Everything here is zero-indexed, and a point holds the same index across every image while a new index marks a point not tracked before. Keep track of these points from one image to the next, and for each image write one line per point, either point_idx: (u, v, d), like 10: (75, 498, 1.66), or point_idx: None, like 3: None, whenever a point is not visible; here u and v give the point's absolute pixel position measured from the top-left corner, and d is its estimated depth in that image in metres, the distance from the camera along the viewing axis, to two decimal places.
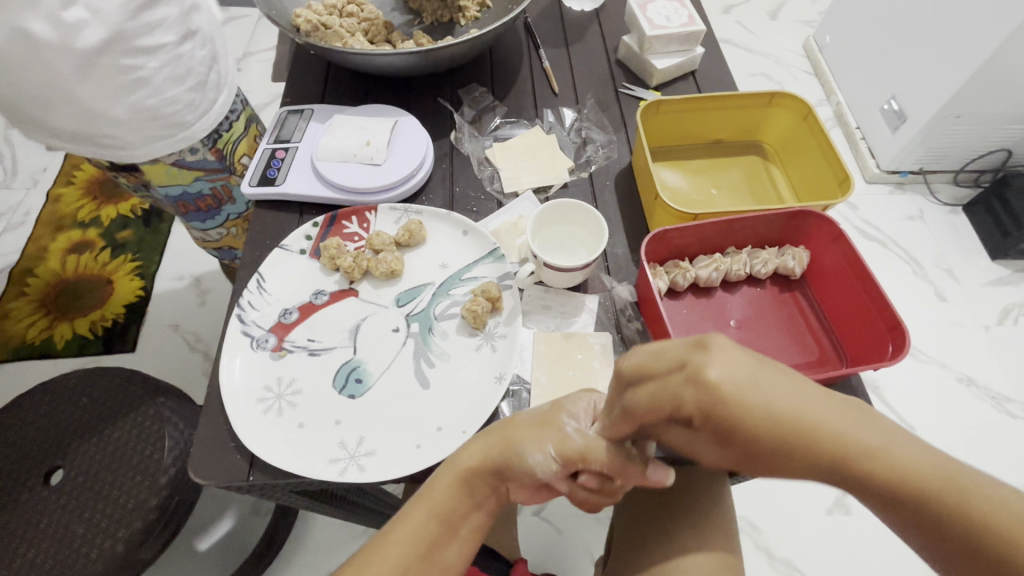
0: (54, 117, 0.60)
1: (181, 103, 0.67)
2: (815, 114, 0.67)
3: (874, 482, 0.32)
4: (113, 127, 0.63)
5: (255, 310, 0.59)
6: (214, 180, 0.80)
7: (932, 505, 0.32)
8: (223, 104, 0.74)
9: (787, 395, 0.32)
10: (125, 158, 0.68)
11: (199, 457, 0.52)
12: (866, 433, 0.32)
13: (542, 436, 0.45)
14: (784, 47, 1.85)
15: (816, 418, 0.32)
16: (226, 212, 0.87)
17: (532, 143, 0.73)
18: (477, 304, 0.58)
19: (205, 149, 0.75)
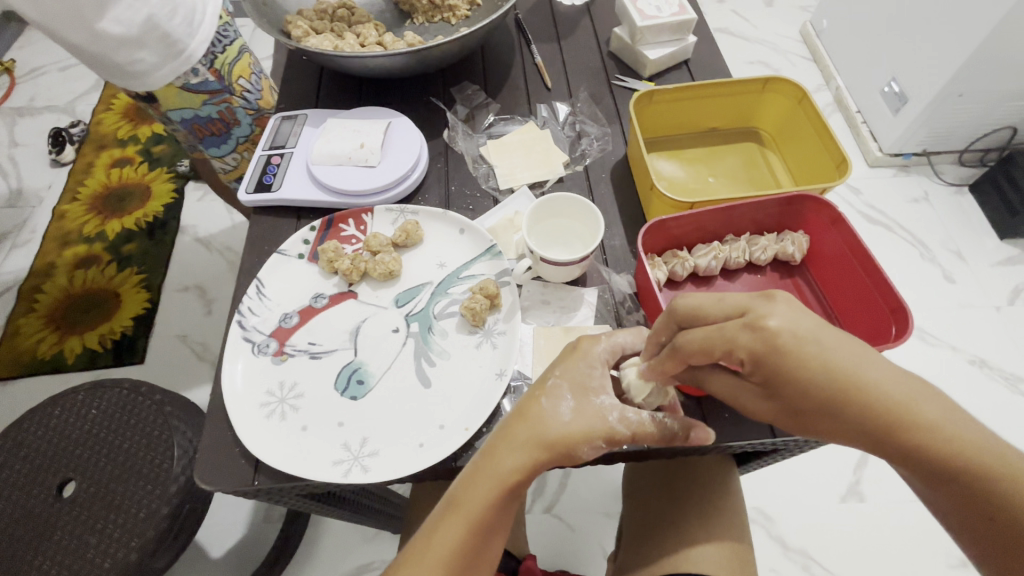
0: (89, 55, 0.63)
1: (182, 14, 0.66)
2: (810, 98, 0.66)
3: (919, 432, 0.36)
4: (130, 53, 0.63)
5: (255, 316, 0.59)
6: (219, 102, 0.77)
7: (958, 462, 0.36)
8: (213, 15, 0.71)
9: (841, 352, 0.37)
10: (150, 86, 0.68)
11: (204, 464, 0.52)
12: (918, 401, 0.37)
13: (589, 426, 0.44)
14: (781, 34, 1.84)
15: (865, 374, 0.37)
16: (236, 135, 0.82)
17: (526, 139, 0.73)
18: (475, 302, 0.58)
19: (204, 69, 0.72)
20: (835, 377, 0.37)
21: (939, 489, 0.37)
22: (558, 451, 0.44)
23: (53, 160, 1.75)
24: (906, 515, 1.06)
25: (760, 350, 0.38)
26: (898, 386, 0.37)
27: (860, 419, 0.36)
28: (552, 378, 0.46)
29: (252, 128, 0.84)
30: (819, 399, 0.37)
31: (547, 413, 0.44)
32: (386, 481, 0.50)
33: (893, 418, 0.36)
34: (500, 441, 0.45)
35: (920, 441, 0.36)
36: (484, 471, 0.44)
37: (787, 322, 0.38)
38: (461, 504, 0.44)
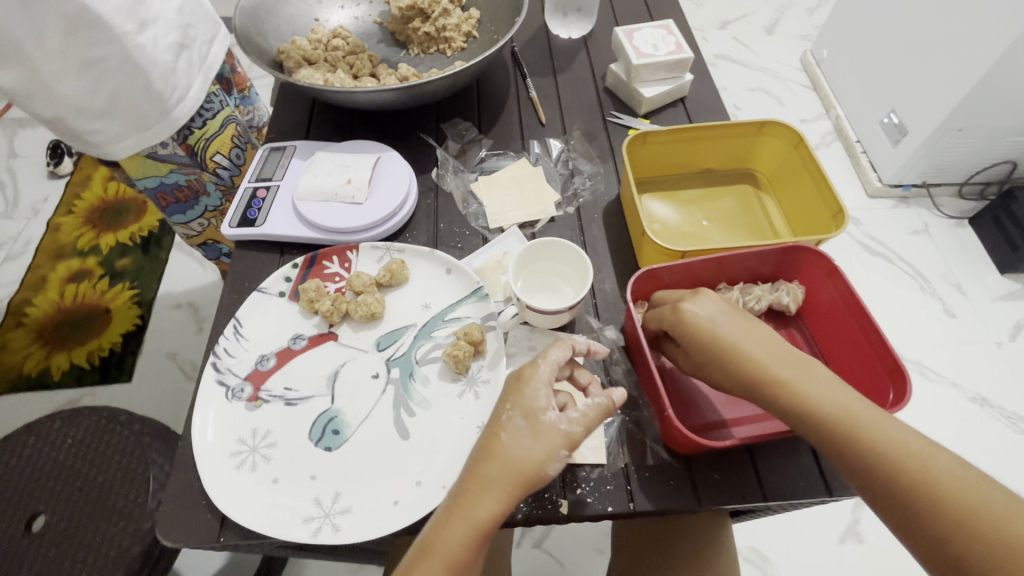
0: (44, 117, 0.61)
1: (155, 86, 0.64)
2: (806, 143, 0.65)
3: (792, 404, 0.43)
4: (86, 119, 0.62)
5: (232, 358, 0.57)
6: (189, 173, 0.76)
7: (835, 432, 0.42)
8: (199, 91, 0.70)
9: (733, 330, 0.48)
10: (108, 156, 0.66)
11: (169, 518, 0.50)
12: (790, 372, 0.44)
13: (547, 445, 0.44)
14: (782, 61, 1.84)
15: (744, 349, 0.46)
16: (204, 204, 0.82)
17: (518, 176, 0.72)
18: (459, 349, 0.56)
19: (175, 143, 0.71)
20: (732, 351, 0.47)
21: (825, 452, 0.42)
22: (529, 478, 0.43)
23: (51, 172, 1.75)
24: (905, 558, 1.02)
25: (673, 324, 0.50)
26: (797, 368, 0.45)
27: (744, 381, 0.46)
28: (505, 412, 0.46)
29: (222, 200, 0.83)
30: (721, 370, 0.47)
31: (508, 445, 0.44)
32: (358, 541, 0.48)
33: (775, 383, 0.44)
34: (468, 484, 0.44)
35: (788, 401, 0.44)
36: (456, 514, 0.43)
37: (701, 308, 0.49)
38: (436, 550, 0.42)
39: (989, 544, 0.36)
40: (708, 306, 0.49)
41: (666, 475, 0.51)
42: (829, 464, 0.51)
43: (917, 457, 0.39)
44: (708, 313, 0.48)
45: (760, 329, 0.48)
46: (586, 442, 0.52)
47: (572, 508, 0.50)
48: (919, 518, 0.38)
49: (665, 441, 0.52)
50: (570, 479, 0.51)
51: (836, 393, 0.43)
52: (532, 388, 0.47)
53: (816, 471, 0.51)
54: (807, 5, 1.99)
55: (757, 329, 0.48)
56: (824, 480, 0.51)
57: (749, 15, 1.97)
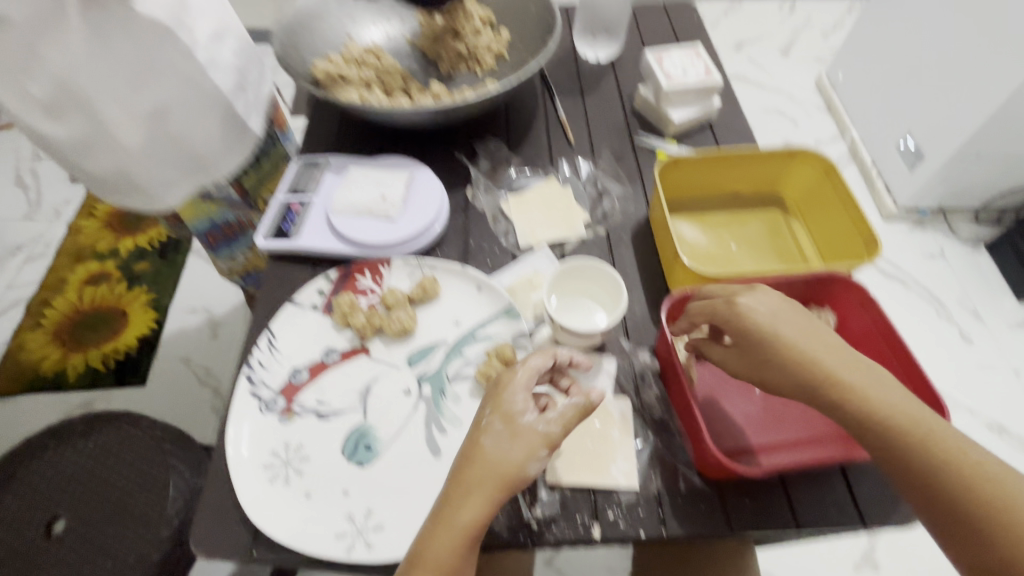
0: (104, 170, 0.61)
1: (216, 130, 0.64)
2: (838, 171, 0.65)
3: (855, 404, 0.44)
4: (146, 171, 0.62)
5: (265, 371, 0.58)
6: (240, 212, 0.78)
7: (895, 434, 0.43)
8: (256, 133, 0.70)
9: (792, 328, 0.48)
10: (164, 205, 0.67)
11: (202, 529, 0.50)
12: (851, 372, 0.45)
13: (524, 447, 0.46)
14: (797, 83, 1.85)
15: (805, 348, 0.47)
16: (250, 239, 0.83)
17: (547, 195, 0.73)
18: (490, 367, 0.57)
19: (229, 184, 0.73)
20: (792, 348, 0.47)
21: (883, 453, 0.43)
22: (509, 479, 0.45)
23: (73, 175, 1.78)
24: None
25: (730, 318, 0.49)
26: (855, 369, 0.46)
27: (803, 379, 0.46)
28: (486, 417, 0.48)
29: None
30: (780, 366, 0.47)
31: (490, 449, 0.46)
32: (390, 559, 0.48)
33: (833, 382, 0.45)
34: (456, 488, 0.45)
35: (850, 400, 0.44)
36: (445, 519, 0.44)
37: (760, 307, 0.49)
38: (432, 557, 0.43)
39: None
40: (765, 301, 0.49)
41: (698, 500, 0.51)
42: (864, 494, 0.51)
43: (969, 462, 0.42)
44: (767, 309, 0.49)
45: (818, 330, 0.48)
46: (618, 465, 0.52)
47: (603, 531, 0.50)
48: (971, 519, 0.40)
49: (697, 467, 0.52)
50: (602, 503, 0.51)
51: (893, 394, 0.44)
52: (511, 393, 0.48)
53: (850, 502, 0.51)
54: (822, 28, 2.01)
55: (811, 328, 0.48)
56: (858, 511, 0.50)
57: (764, 36, 1.99)
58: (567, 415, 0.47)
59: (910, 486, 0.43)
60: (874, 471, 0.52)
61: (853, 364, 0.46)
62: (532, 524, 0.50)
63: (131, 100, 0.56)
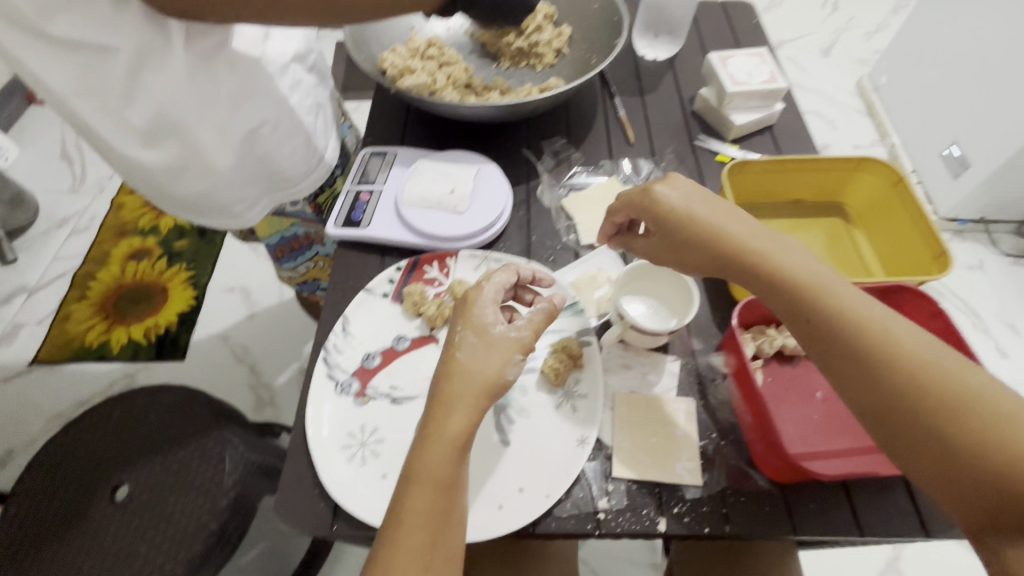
0: (193, 192, 0.65)
1: (299, 153, 0.68)
2: (907, 182, 0.65)
3: (766, 269, 0.49)
4: (234, 191, 0.66)
5: (340, 354, 0.60)
6: (309, 226, 0.82)
7: (806, 295, 0.47)
8: (332, 150, 0.74)
9: (706, 211, 0.53)
10: (244, 222, 0.72)
11: (286, 504, 0.52)
12: (759, 243, 0.51)
13: (502, 354, 0.49)
14: (837, 85, 1.82)
15: (720, 226, 0.52)
16: (316, 251, 0.86)
17: (609, 195, 0.74)
18: (559, 361, 0.58)
19: (304, 202, 0.77)
20: (711, 227, 0.52)
21: (792, 315, 0.48)
22: (491, 380, 0.48)
23: None
24: None
25: (652, 207, 0.55)
26: (769, 244, 0.50)
27: (716, 250, 0.52)
28: (459, 333, 0.50)
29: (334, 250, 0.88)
30: (704, 244, 0.53)
31: (466, 359, 0.49)
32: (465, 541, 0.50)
33: (751, 254, 0.50)
34: (439, 401, 0.47)
35: (756, 264, 0.50)
36: (426, 428, 0.46)
37: (671, 187, 0.55)
38: (425, 473, 0.44)
39: (941, 385, 0.40)
40: (679, 190, 0.55)
41: (762, 502, 0.52)
42: (926, 506, 0.52)
43: (876, 322, 0.44)
44: (681, 196, 0.54)
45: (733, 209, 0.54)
46: (683, 463, 0.54)
47: (669, 526, 0.51)
48: (875, 368, 0.42)
49: (763, 469, 0.53)
50: (667, 498, 0.53)
51: (799, 260, 0.49)
52: (477, 308, 0.52)
53: (912, 512, 0.52)
54: (866, 29, 1.97)
55: (730, 210, 0.54)
56: (921, 522, 0.51)
57: (805, 36, 1.95)
58: (539, 321, 0.52)
59: (815, 343, 0.46)
60: None
61: (765, 241, 0.51)
62: (599, 515, 0.52)
63: (230, 130, 0.60)
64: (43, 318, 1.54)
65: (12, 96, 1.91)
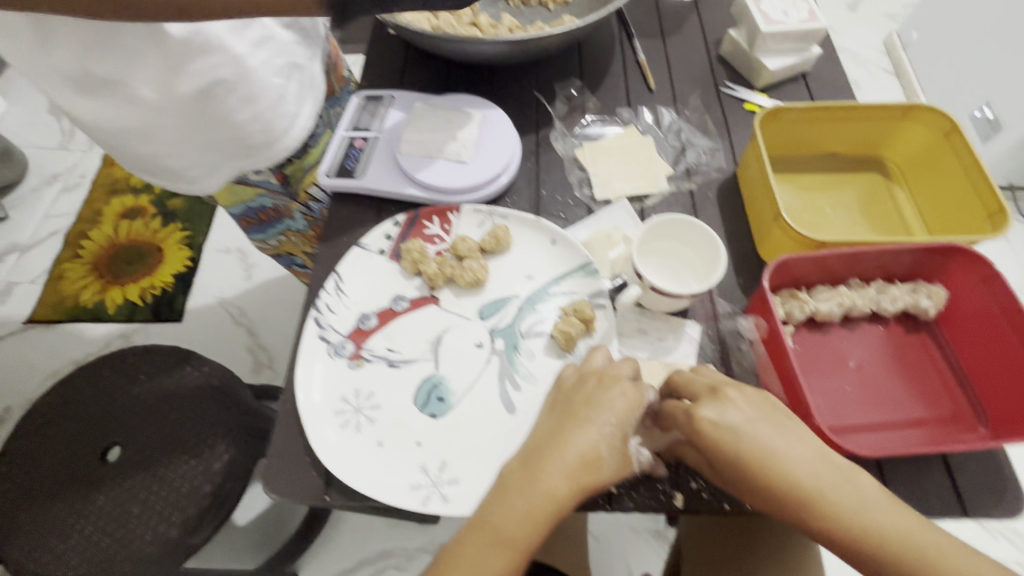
0: (149, 153, 0.61)
1: (260, 122, 0.59)
2: (960, 132, 0.58)
3: (833, 526, 0.39)
4: (184, 157, 0.61)
5: (332, 314, 0.55)
6: (275, 199, 0.73)
7: (877, 555, 0.38)
8: (308, 117, 0.64)
9: (759, 442, 0.42)
10: (205, 189, 0.66)
11: (273, 470, 0.49)
12: (829, 487, 0.40)
13: (627, 462, 0.42)
14: (862, 44, 1.68)
15: (776, 463, 0.41)
16: (287, 226, 0.78)
17: (627, 145, 0.67)
18: (570, 325, 0.54)
19: (268, 171, 0.67)
20: (766, 469, 0.41)
21: (857, 564, 0.39)
22: (600, 485, 0.40)
23: None
24: None
25: (692, 434, 0.44)
26: (839, 487, 0.40)
27: (772, 499, 0.41)
28: (612, 428, 0.41)
29: (306, 226, 0.79)
30: (758, 487, 0.41)
31: (600, 454, 0.40)
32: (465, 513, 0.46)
33: (823, 516, 0.39)
34: (510, 494, 0.39)
35: (818, 518, 0.39)
36: (508, 502, 0.39)
37: (730, 414, 0.43)
38: (505, 533, 0.38)
39: None
40: (730, 401, 0.44)
41: None
42: (966, 483, 0.48)
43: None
44: (731, 409, 0.43)
45: (808, 445, 0.42)
46: None
47: (686, 501, 0.48)
48: None
49: None
50: (684, 472, 0.49)
51: (874, 507, 0.39)
52: (637, 408, 0.43)
53: (950, 489, 0.48)
54: None
55: (791, 432, 0.42)
56: (960, 500, 0.47)
57: None
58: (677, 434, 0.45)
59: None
60: (977, 459, 0.49)
61: (836, 483, 0.40)
62: (610, 490, 0.48)
63: (168, 92, 0.54)
64: (36, 277, 1.50)
65: None
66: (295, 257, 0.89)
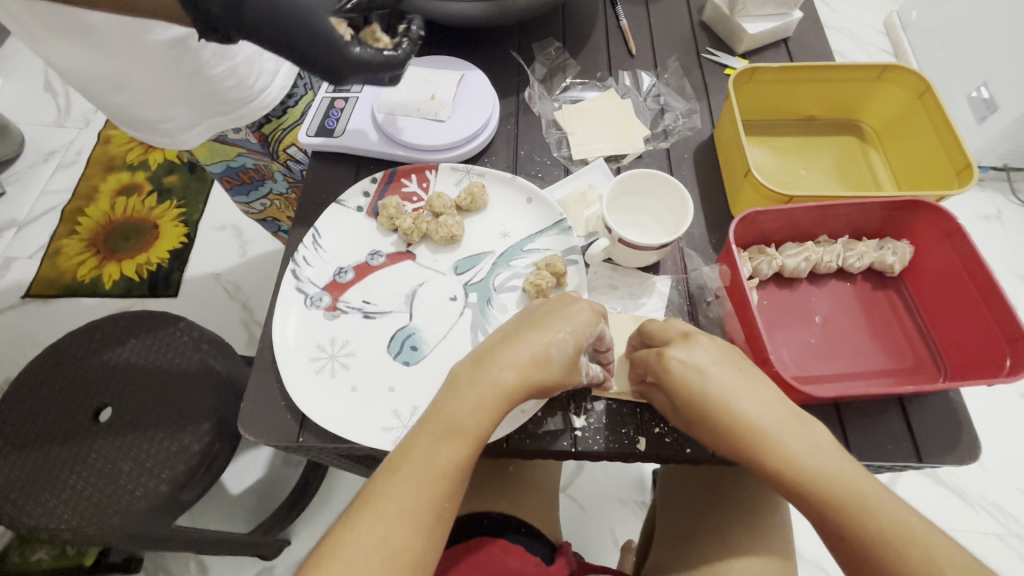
0: (124, 104, 0.62)
1: (236, 77, 0.62)
2: (934, 92, 0.59)
3: (779, 465, 0.40)
4: (160, 109, 0.62)
5: (309, 267, 0.57)
6: (256, 158, 0.74)
7: (814, 493, 0.39)
8: (285, 76, 0.67)
9: (724, 384, 0.42)
10: (183, 142, 0.67)
11: (250, 414, 0.50)
12: (781, 430, 0.41)
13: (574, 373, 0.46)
14: (863, 23, 1.68)
15: (732, 407, 0.42)
16: (269, 187, 0.79)
17: (605, 107, 0.68)
18: (542, 278, 0.54)
19: (248, 130, 0.69)
20: (722, 407, 0.42)
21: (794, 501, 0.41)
22: (548, 384, 0.44)
23: None
24: None
25: (656, 370, 0.45)
26: (791, 431, 0.41)
27: (726, 435, 0.42)
28: (564, 334, 0.45)
29: (288, 188, 0.80)
30: (714, 425, 0.42)
31: (552, 357, 0.44)
32: None
33: (770, 454, 0.41)
34: (469, 388, 0.43)
35: (765, 455, 0.41)
36: (461, 391, 0.43)
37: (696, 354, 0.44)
38: (459, 423, 0.42)
39: None
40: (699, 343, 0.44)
41: None
42: (922, 430, 0.49)
43: (889, 525, 0.37)
44: (700, 352, 0.44)
45: (759, 385, 0.43)
46: None
47: (650, 446, 0.49)
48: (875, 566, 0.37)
49: None
50: (649, 418, 0.50)
51: (819, 451, 0.40)
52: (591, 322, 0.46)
53: (906, 436, 0.49)
54: None
55: (751, 378, 0.43)
56: (915, 446, 0.49)
57: None
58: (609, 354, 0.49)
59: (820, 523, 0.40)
60: (933, 405, 0.50)
61: (788, 426, 0.41)
62: (576, 433, 0.50)
63: (142, 41, 0.55)
64: (34, 252, 1.52)
65: None
66: (279, 222, 0.91)
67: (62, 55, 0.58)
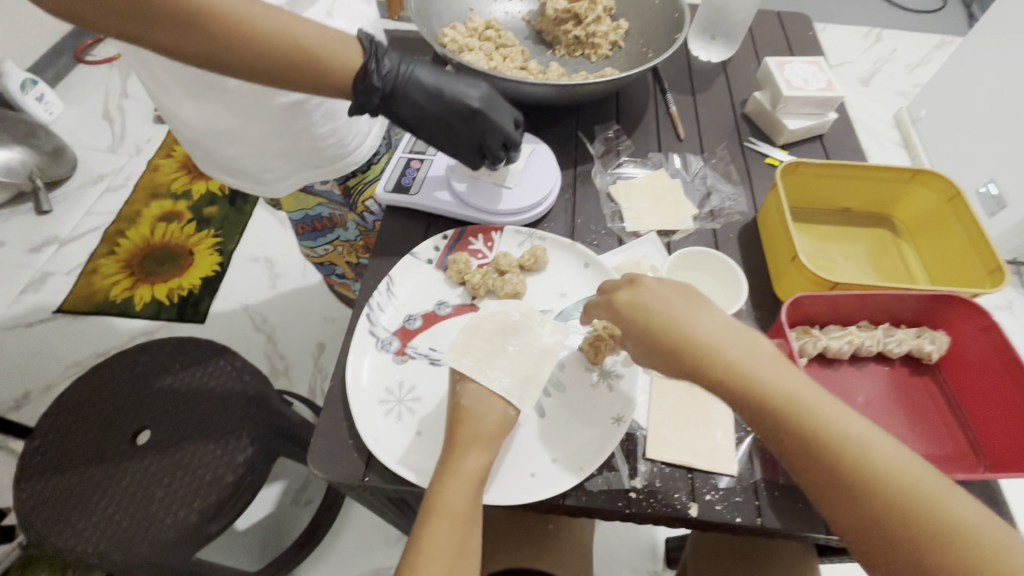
0: (237, 155, 0.70)
1: (337, 136, 0.69)
2: (962, 197, 0.64)
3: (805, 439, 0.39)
4: (264, 162, 0.70)
5: (383, 313, 0.61)
6: (334, 208, 0.82)
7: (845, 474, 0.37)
8: (374, 137, 0.75)
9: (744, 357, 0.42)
10: (274, 192, 0.75)
11: (319, 450, 0.53)
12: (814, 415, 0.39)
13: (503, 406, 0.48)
14: (874, 115, 1.79)
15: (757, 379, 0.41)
16: (337, 235, 0.86)
17: (656, 185, 0.73)
18: (599, 340, 0.57)
19: (335, 182, 0.77)
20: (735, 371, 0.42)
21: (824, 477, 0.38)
22: (492, 429, 0.48)
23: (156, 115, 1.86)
24: None
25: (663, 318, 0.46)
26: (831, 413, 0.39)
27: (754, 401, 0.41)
28: (459, 381, 0.50)
29: (357, 236, 0.86)
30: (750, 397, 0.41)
31: (472, 407, 0.48)
32: (498, 502, 0.50)
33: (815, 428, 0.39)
34: (448, 464, 0.46)
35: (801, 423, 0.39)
36: (442, 473, 0.46)
37: (643, 292, 0.48)
38: (448, 506, 0.44)
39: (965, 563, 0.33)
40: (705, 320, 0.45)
41: (795, 498, 0.51)
42: None
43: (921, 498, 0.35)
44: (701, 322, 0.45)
45: (758, 340, 0.43)
46: (717, 441, 0.54)
47: (702, 513, 0.51)
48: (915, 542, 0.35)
49: None
50: (700, 484, 0.52)
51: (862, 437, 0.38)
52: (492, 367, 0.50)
53: None
54: (907, 61, 1.94)
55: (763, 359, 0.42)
56: None
57: (846, 63, 1.92)
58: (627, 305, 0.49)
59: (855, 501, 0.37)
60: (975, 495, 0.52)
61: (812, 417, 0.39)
62: (630, 494, 0.52)
63: (266, 103, 0.63)
64: (71, 269, 1.56)
65: (61, 53, 1.95)
66: (337, 266, 0.96)
67: (187, 104, 0.65)
